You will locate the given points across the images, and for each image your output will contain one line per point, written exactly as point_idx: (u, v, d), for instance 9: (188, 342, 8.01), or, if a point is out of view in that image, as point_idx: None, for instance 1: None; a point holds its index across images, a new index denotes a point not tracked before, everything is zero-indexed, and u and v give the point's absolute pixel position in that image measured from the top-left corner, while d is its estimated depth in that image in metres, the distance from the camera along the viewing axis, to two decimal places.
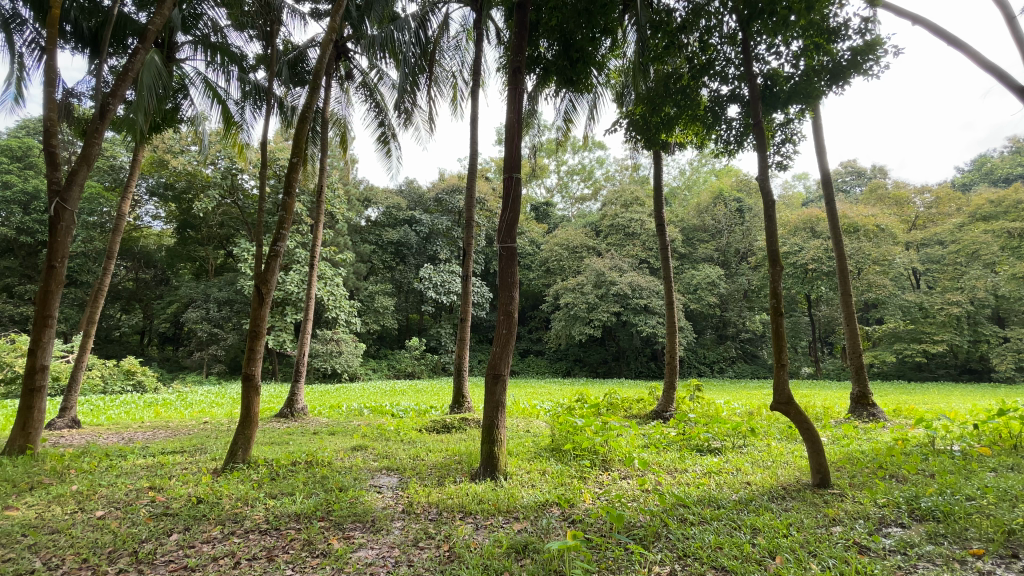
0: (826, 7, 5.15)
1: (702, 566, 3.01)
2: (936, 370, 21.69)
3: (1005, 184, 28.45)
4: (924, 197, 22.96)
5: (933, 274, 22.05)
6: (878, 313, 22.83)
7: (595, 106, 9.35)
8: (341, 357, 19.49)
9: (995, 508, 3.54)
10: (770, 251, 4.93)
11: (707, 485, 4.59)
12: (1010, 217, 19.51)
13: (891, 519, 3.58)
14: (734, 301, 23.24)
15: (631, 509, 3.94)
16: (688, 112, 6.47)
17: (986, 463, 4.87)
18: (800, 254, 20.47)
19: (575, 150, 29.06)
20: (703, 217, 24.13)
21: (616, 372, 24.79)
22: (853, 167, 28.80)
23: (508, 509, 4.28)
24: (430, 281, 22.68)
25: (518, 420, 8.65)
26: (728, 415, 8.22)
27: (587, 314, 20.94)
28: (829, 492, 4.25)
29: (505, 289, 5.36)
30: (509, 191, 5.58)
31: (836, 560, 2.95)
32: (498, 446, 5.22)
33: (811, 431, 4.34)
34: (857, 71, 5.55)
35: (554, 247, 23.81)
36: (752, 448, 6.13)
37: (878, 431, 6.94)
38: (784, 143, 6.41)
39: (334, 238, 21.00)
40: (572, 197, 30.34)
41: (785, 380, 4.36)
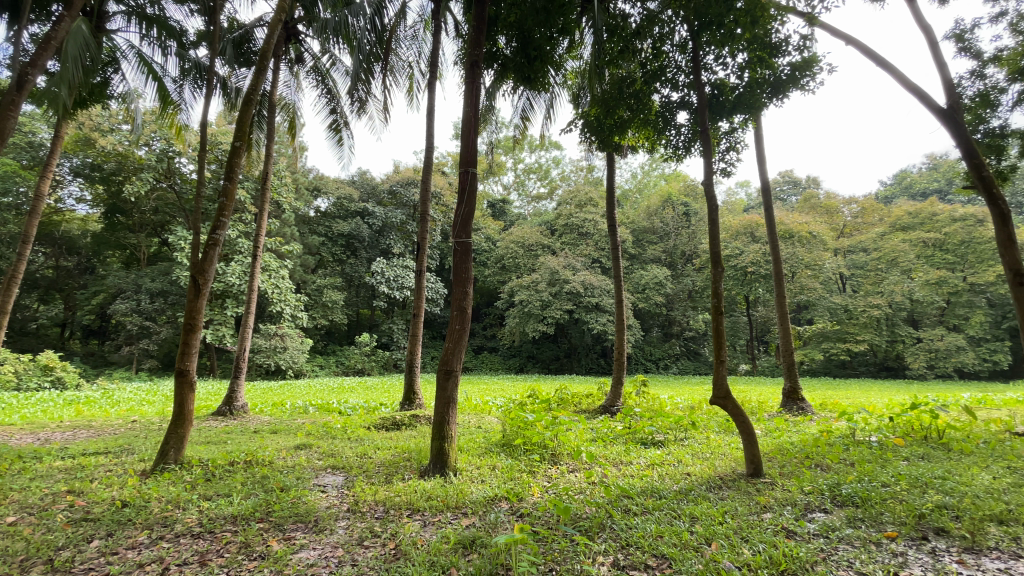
0: (768, 23, 5.45)
1: (643, 555, 3.11)
2: (858, 368, 23.52)
3: (921, 198, 31.15)
4: (851, 207, 24.62)
5: (858, 279, 23.80)
6: (809, 315, 24.45)
7: (552, 106, 9.43)
8: (286, 353, 18.66)
9: (906, 494, 3.89)
10: (712, 253, 5.16)
11: (650, 476, 4.76)
12: (925, 228, 21.43)
13: (816, 505, 3.85)
14: (679, 301, 24.28)
15: (577, 502, 4.03)
16: (640, 116, 6.65)
17: (899, 452, 5.35)
18: (740, 257, 21.61)
19: (532, 148, 29.29)
20: (652, 220, 25.08)
21: (567, 369, 25.23)
22: (790, 177, 30.59)
23: (457, 504, 4.27)
24: (383, 276, 22.03)
25: (469, 417, 8.62)
26: (671, 410, 8.56)
27: (541, 312, 21.08)
28: (761, 481, 4.51)
29: (459, 284, 5.33)
30: (464, 185, 5.54)
31: (766, 545, 3.12)
32: (449, 442, 5.19)
33: (746, 423, 4.60)
34: (795, 86, 5.92)
35: (509, 245, 23.83)
36: (692, 441, 6.41)
37: (806, 424, 7.43)
38: (728, 151, 6.74)
39: (280, 229, 20.14)
40: (528, 196, 30.58)
41: (723, 376, 4.60)
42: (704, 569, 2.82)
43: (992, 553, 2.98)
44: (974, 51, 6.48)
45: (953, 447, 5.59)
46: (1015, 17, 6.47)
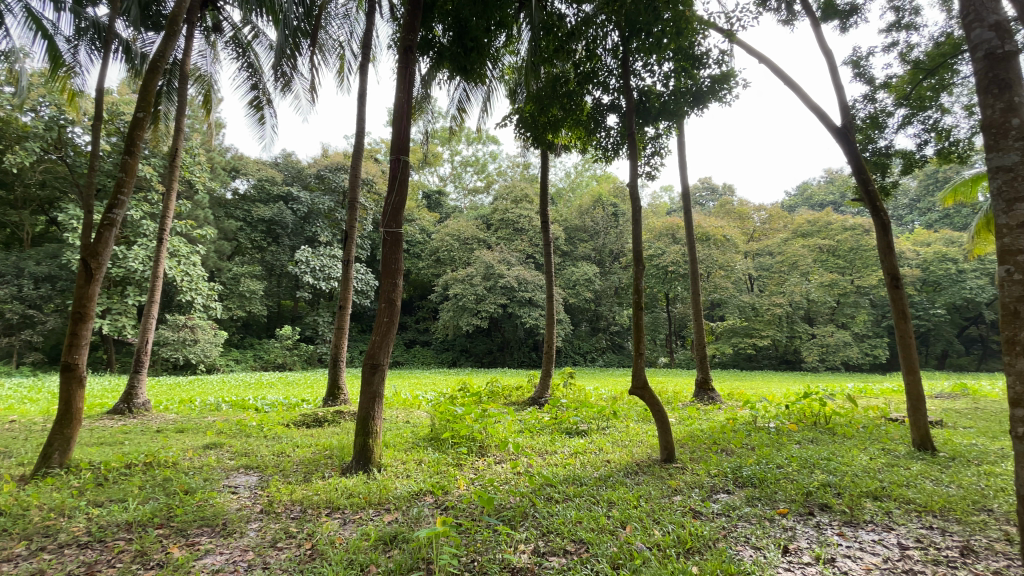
0: (693, 36, 5.78)
1: (563, 540, 3.22)
2: (761, 361, 25.77)
3: (817, 209, 34.62)
4: (760, 214, 26.77)
5: (764, 281, 25.99)
6: (721, 312, 26.39)
7: (489, 99, 9.37)
8: (196, 346, 17.19)
9: (797, 474, 4.33)
10: (635, 251, 5.40)
11: (573, 464, 4.93)
12: (821, 236, 23.74)
13: (720, 487, 4.18)
14: (607, 297, 25.26)
15: (502, 492, 4.09)
16: (573, 115, 6.81)
17: (793, 437, 5.94)
18: (662, 257, 22.89)
19: (469, 141, 29.07)
20: (584, 218, 25.77)
21: (499, 362, 25.43)
22: (709, 184, 32.83)
23: (380, 501, 4.18)
24: (308, 266, 20.83)
25: (397, 412, 8.44)
26: (596, 401, 8.90)
27: (475, 305, 21.03)
28: (673, 466, 4.83)
29: (388, 276, 5.18)
30: (395, 174, 5.39)
31: (675, 525, 3.34)
32: (373, 438, 5.06)
33: (661, 412, 4.90)
34: (715, 97, 6.37)
35: (444, 237, 23.43)
36: (614, 429, 6.73)
37: (715, 412, 8.03)
38: (653, 156, 7.10)
39: (191, 211, 18.63)
40: (464, 188, 30.30)
41: (642, 368, 4.86)
42: (619, 551, 2.97)
43: (867, 526, 3.36)
44: (867, 77, 7.27)
45: (836, 431, 6.28)
46: (903, 48, 7.29)
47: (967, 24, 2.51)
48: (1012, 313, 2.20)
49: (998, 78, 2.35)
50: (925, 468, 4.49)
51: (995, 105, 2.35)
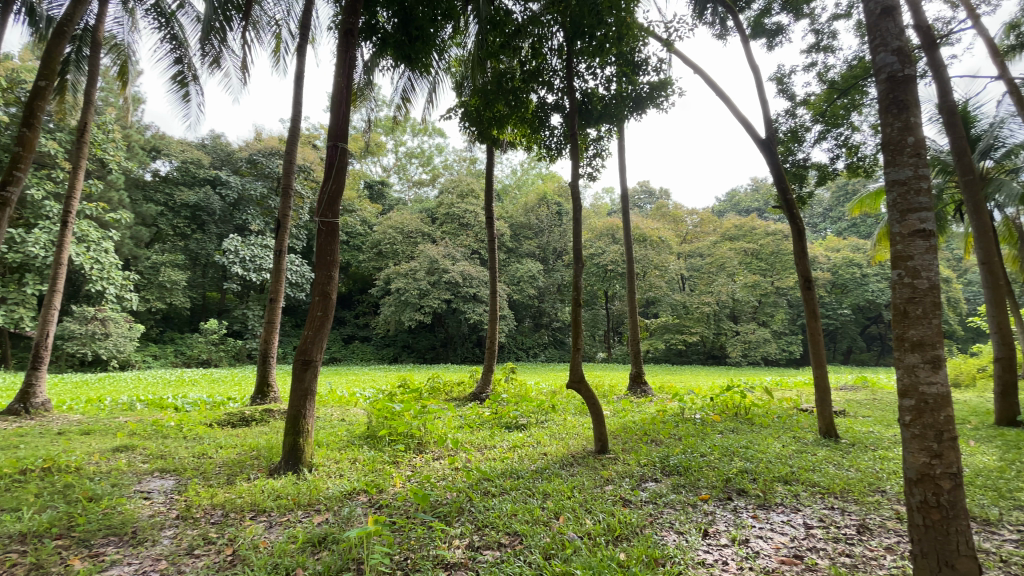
0: (633, 43, 5.98)
1: (497, 533, 3.25)
2: (690, 356, 27.24)
3: (743, 215, 36.98)
4: (693, 217, 28.22)
5: (695, 281, 27.49)
6: (655, 309, 27.60)
7: (434, 91, 9.20)
8: (108, 341, 15.69)
9: (718, 461, 4.63)
10: (576, 250, 5.52)
11: (511, 458, 4.99)
12: (746, 240, 25.41)
13: (649, 476, 4.38)
14: (550, 294, 25.66)
15: (439, 488, 4.06)
16: (518, 113, 6.84)
17: (715, 427, 6.34)
18: (602, 256, 23.63)
19: (414, 132, 28.48)
20: (529, 216, 25.90)
21: (442, 358, 25.19)
22: (647, 188, 34.26)
23: (310, 502, 4.03)
24: (237, 255, 19.52)
25: (333, 409, 8.15)
26: (535, 395, 9.05)
27: (419, 300, 20.65)
28: (606, 457, 5.01)
29: (323, 267, 4.98)
30: (332, 162, 5.18)
31: (605, 514, 3.47)
32: (304, 437, 4.86)
33: (597, 405, 5.06)
34: (653, 103, 6.66)
35: (387, 230, 22.75)
36: (552, 423, 6.87)
37: (647, 405, 8.41)
38: (594, 157, 7.29)
39: (103, 192, 16.96)
40: (409, 180, 29.61)
41: (579, 362, 4.99)
42: (551, 542, 3.04)
43: (777, 508, 3.65)
44: (789, 93, 7.84)
45: (754, 421, 6.77)
46: (821, 68, 7.94)
47: (874, 46, 2.69)
48: (902, 312, 2.45)
49: (897, 98, 2.54)
50: (829, 454, 4.94)
51: (894, 123, 2.55)
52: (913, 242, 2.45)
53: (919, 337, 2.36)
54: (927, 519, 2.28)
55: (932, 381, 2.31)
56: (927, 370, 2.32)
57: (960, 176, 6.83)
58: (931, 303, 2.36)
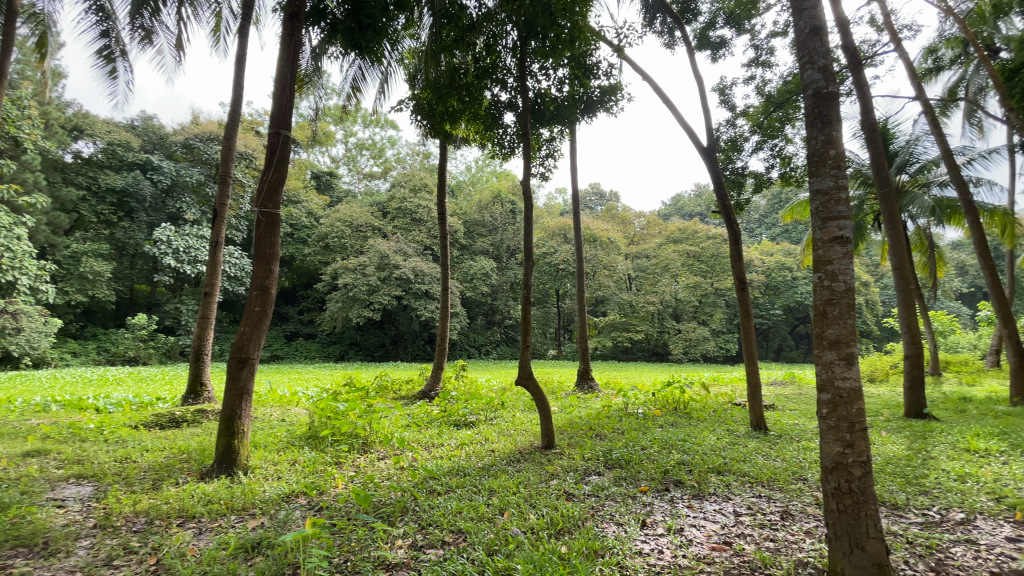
0: (586, 46, 6.09)
1: (441, 532, 3.23)
2: (636, 353, 28.13)
3: (687, 219, 38.61)
4: (641, 220, 29.17)
5: (641, 280, 28.42)
6: (603, 308, 28.28)
7: (386, 82, 8.98)
8: (19, 336, 14.27)
9: (658, 454, 4.82)
10: (527, 249, 5.54)
11: (458, 456, 4.97)
12: (689, 242, 26.56)
13: (592, 469, 4.50)
14: (502, 292, 25.71)
15: (382, 488, 3.97)
16: (471, 108, 6.80)
17: (656, 421, 6.59)
18: (554, 255, 24.00)
19: (365, 124, 27.71)
20: (483, 213, 25.82)
21: (391, 355, 24.71)
22: (598, 190, 35.08)
23: (244, 506, 3.84)
24: (169, 246, 18.26)
25: (272, 409, 7.79)
26: (485, 392, 9.05)
27: (368, 297, 20.10)
28: (552, 452, 5.09)
29: (262, 260, 4.76)
30: (274, 149, 4.94)
31: (549, 508, 3.53)
32: (239, 438, 4.62)
33: (544, 402, 5.13)
34: (603, 107, 6.83)
35: (335, 223, 21.98)
36: (501, 419, 6.91)
37: (593, 400, 8.62)
38: (547, 158, 7.37)
39: (15, 173, 15.38)
40: (359, 172, 28.75)
41: (528, 359, 5.03)
42: (494, 538, 3.05)
43: (710, 498, 3.84)
44: (730, 104, 8.24)
45: (693, 415, 7.10)
46: (759, 82, 8.39)
47: (802, 63, 2.86)
48: (822, 312, 2.63)
49: (822, 113, 2.72)
50: (759, 446, 5.24)
51: (818, 136, 2.74)
52: (832, 248, 2.64)
53: (836, 336, 2.55)
54: (840, 504, 2.46)
55: (846, 376, 2.51)
56: (842, 366, 2.51)
57: (878, 187, 7.41)
58: (847, 304, 2.56)
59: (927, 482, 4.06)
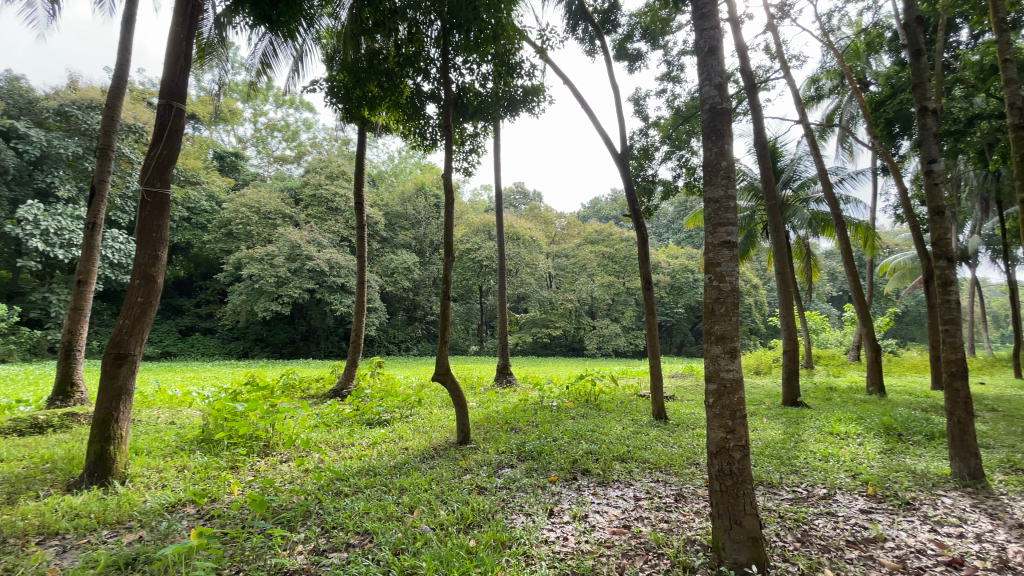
0: (510, 44, 6.15)
1: (346, 534, 3.10)
2: (554, 348, 28.94)
3: (604, 221, 40.47)
4: (561, 220, 30.09)
5: (560, 279, 29.30)
6: (524, 305, 28.79)
7: (301, 61, 8.44)
8: None
9: (568, 445, 5.00)
10: (446, 242, 5.47)
11: (369, 455, 4.81)
12: (605, 244, 27.85)
13: (505, 463, 4.56)
14: (424, 287, 25.31)
15: (283, 492, 3.75)
16: (391, 96, 6.58)
17: (569, 413, 6.84)
18: (477, 251, 24.06)
19: (278, 104, 25.87)
20: (405, 206, 25.18)
21: (303, 352, 23.38)
22: (522, 189, 35.65)
23: (119, 519, 3.43)
24: (36, 226, 15.80)
25: (161, 412, 7.04)
26: (402, 389, 8.87)
27: (276, 289, 18.84)
28: (467, 447, 5.09)
29: (147, 246, 4.27)
30: (165, 123, 4.45)
31: (460, 503, 3.53)
32: (117, 444, 4.13)
33: (460, 397, 5.11)
34: (525, 106, 6.95)
35: (239, 208, 20.29)
36: (416, 417, 6.79)
37: (510, 395, 8.75)
38: (471, 153, 7.34)
39: None
40: (269, 155, 26.82)
41: (445, 356, 4.98)
42: (402, 536, 3.00)
43: (613, 484, 4.06)
44: (644, 114, 8.72)
45: (602, 406, 7.45)
46: (670, 96, 8.97)
47: (702, 80, 3.08)
48: (711, 311, 2.87)
49: (716, 127, 2.96)
50: (660, 434, 5.62)
51: (712, 149, 2.97)
52: (720, 251, 2.88)
53: (722, 331, 2.79)
54: (723, 485, 2.69)
55: (729, 368, 2.76)
56: (726, 359, 2.76)
57: (767, 199, 8.21)
58: (731, 303, 2.81)
59: (798, 463, 4.60)
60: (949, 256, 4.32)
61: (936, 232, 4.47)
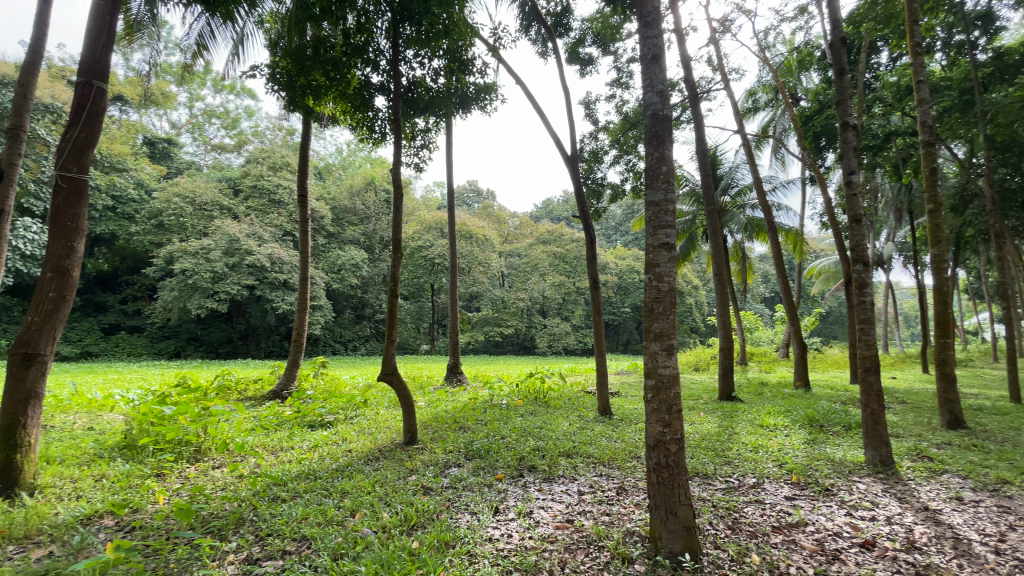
0: (463, 40, 6.14)
1: (282, 542, 2.98)
2: (506, 347, 29.05)
3: (556, 222, 41.04)
4: (514, 220, 30.21)
5: (512, 278, 29.42)
6: (477, 304, 28.69)
7: (241, 44, 8.00)
8: None
9: (515, 442, 5.03)
10: (393, 238, 5.36)
11: (310, 459, 4.63)
12: (556, 244, 28.23)
13: (452, 462, 4.53)
14: (373, 285, 24.73)
15: (214, 500, 3.54)
16: (338, 86, 6.36)
17: (518, 411, 6.89)
18: (429, 249, 23.76)
19: (216, 89, 24.41)
20: (353, 200, 24.45)
21: (241, 352, 22.23)
22: (475, 187, 35.52)
23: (22, 535, 3.12)
24: None
25: (77, 417, 6.47)
26: (347, 390, 8.62)
27: (211, 285, 17.80)
28: (413, 448, 5.01)
29: (60, 237, 3.91)
30: (83, 103, 4.08)
31: (404, 505, 3.46)
32: (22, 453, 3.75)
33: (407, 397, 5.02)
34: (477, 104, 6.93)
35: (171, 197, 18.96)
36: (362, 418, 6.61)
37: (460, 393, 8.71)
38: (421, 149, 7.23)
39: None
40: (206, 143, 25.27)
41: (392, 354, 4.88)
42: (342, 541, 2.91)
43: (559, 480, 4.13)
44: (594, 117, 8.91)
45: (550, 403, 7.57)
46: (619, 101, 9.22)
47: (645, 86, 3.19)
48: (650, 309, 2.98)
49: (657, 133, 3.06)
50: (604, 429, 5.77)
51: (654, 154, 3.07)
52: (660, 252, 2.98)
53: (660, 329, 2.91)
54: (659, 477, 2.79)
55: (667, 364, 2.86)
56: (663, 355, 2.87)
57: (707, 204, 8.60)
58: (669, 302, 2.93)
59: (731, 454, 4.85)
60: (864, 260, 4.68)
61: (854, 238, 4.82)
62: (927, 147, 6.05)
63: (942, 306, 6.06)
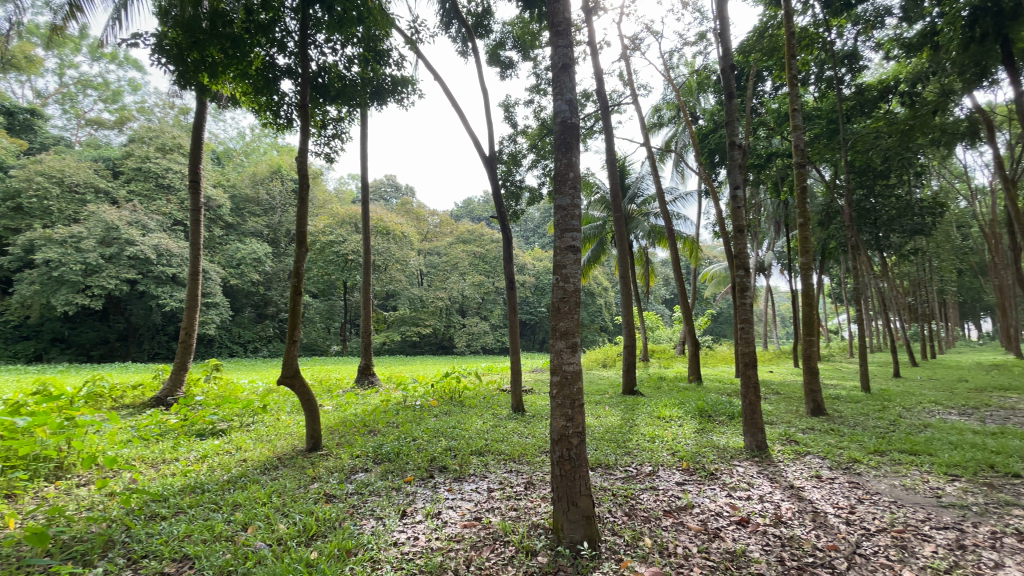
0: (378, 28, 5.97)
1: (160, 563, 2.71)
2: (424, 347, 28.58)
3: (476, 222, 41.12)
4: (434, 218, 29.78)
5: (431, 277, 28.96)
6: (394, 303, 27.91)
7: (126, 8, 7.12)
8: None
9: (427, 443, 4.97)
10: (298, 232, 5.06)
11: (197, 471, 4.24)
12: (476, 243, 28.24)
13: (359, 467, 4.38)
14: (277, 281, 23.24)
15: (78, 521, 3.13)
16: (240, 65, 5.89)
17: (431, 411, 6.81)
18: (343, 244, 22.71)
19: (94, 56, 21.50)
20: (257, 189, 22.70)
21: (120, 354, 19.80)
22: (393, 182, 34.56)
23: None
24: None
25: None
26: (245, 395, 8.00)
27: (82, 279, 15.67)
28: (317, 454, 4.77)
29: None
30: None
31: (303, 514, 3.29)
32: None
33: (311, 401, 4.77)
34: (394, 97, 6.76)
35: (30, 176, 16.37)
36: (260, 425, 6.17)
37: (372, 395, 8.43)
38: (333, 138, 6.89)
39: None
40: (80, 116, 22.18)
41: (294, 356, 4.61)
42: (231, 557, 2.71)
43: (469, 479, 4.14)
44: (513, 119, 9.05)
45: (465, 403, 7.57)
46: (537, 105, 9.45)
47: (555, 94, 3.30)
48: (556, 310, 3.08)
49: (564, 139, 3.19)
50: (516, 426, 5.90)
51: (562, 159, 3.19)
52: (566, 255, 3.11)
53: (565, 328, 3.04)
54: (562, 470, 2.90)
55: (571, 361, 2.99)
56: (568, 353, 2.99)
57: (616, 211, 9.08)
58: (574, 303, 3.06)
59: (631, 445, 5.17)
60: (745, 265, 5.20)
61: (737, 246, 5.35)
62: (800, 168, 6.86)
63: (809, 308, 6.91)
